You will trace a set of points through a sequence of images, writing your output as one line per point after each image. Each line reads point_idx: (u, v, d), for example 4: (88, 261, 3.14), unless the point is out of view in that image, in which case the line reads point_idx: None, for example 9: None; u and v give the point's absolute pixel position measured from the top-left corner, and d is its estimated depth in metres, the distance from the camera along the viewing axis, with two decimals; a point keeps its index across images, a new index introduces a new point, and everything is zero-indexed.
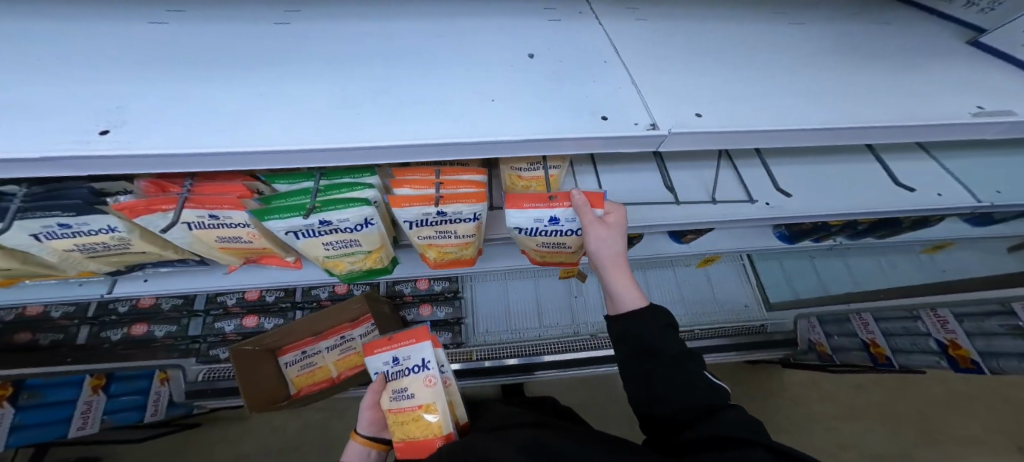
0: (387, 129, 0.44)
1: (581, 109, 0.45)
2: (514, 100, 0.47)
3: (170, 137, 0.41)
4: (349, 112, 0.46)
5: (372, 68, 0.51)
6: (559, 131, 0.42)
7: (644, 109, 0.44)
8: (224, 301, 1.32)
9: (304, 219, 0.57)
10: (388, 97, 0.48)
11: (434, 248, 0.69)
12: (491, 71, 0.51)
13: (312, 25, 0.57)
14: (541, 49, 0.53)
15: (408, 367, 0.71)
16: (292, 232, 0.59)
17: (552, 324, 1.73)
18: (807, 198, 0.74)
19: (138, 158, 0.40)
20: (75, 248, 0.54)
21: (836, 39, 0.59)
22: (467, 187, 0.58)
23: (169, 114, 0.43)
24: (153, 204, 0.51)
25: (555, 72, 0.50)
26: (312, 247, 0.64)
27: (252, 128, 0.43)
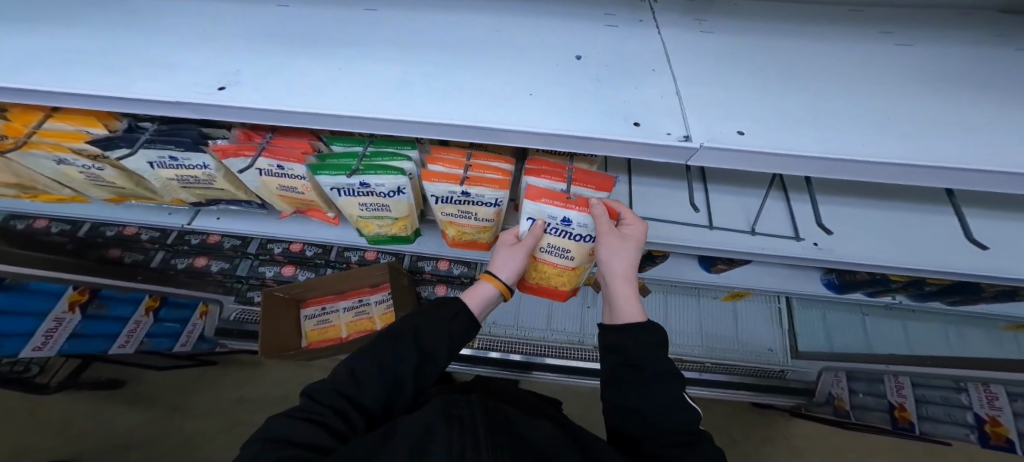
0: (439, 109, 0.49)
1: (616, 114, 0.48)
2: (550, 97, 0.51)
3: (266, 95, 0.48)
4: (416, 90, 0.52)
5: (432, 55, 0.57)
6: (594, 132, 0.46)
7: (682, 122, 0.46)
8: (272, 249, 1.43)
9: (348, 179, 0.61)
10: (449, 82, 0.53)
11: (454, 226, 0.73)
12: (545, 70, 0.54)
13: (396, 13, 0.62)
14: (589, 52, 0.57)
15: (579, 234, 0.67)
16: (337, 189, 0.63)
17: (559, 330, 1.72)
18: (847, 240, 0.72)
19: (238, 110, 0.48)
20: (174, 178, 0.64)
21: (947, 63, 0.51)
22: (493, 173, 0.61)
23: (264, 76, 0.51)
24: (239, 150, 0.59)
25: (598, 74, 0.53)
26: (348, 205, 0.68)
27: (325, 95, 0.50)
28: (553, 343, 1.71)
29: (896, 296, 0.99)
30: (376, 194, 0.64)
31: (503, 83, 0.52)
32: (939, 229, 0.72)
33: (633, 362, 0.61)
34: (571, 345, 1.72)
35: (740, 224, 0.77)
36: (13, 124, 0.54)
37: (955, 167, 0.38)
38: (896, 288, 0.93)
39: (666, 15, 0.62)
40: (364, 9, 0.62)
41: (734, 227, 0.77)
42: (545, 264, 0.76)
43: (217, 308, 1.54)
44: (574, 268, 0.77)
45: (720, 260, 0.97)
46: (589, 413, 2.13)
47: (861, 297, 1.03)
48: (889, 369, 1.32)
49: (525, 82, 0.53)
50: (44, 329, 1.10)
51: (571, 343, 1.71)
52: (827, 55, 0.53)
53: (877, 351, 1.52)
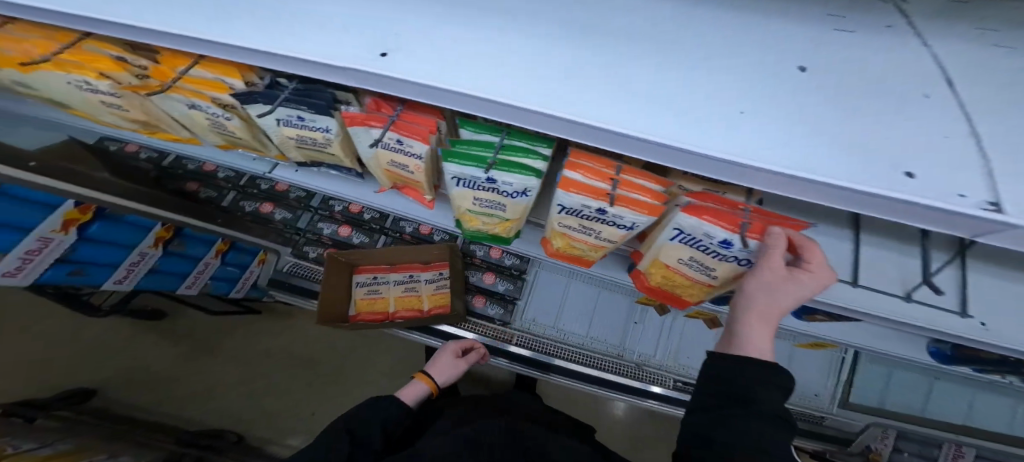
0: (623, 112, 0.38)
1: (875, 158, 0.34)
2: (770, 116, 0.37)
3: (435, 68, 0.42)
4: (590, 76, 0.41)
5: (621, 20, 0.44)
6: (847, 179, 0.33)
7: (986, 180, 0.32)
8: (333, 206, 1.45)
9: (477, 172, 0.56)
10: (631, 70, 0.41)
11: (565, 238, 0.68)
12: (759, 69, 0.40)
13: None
14: (815, 61, 0.40)
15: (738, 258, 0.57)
16: (458, 179, 0.59)
17: (598, 338, 1.70)
18: None
19: (405, 84, 0.44)
20: (293, 136, 0.62)
21: None
22: (643, 195, 0.54)
23: (431, 42, 0.45)
24: (367, 119, 0.55)
25: (835, 93, 0.38)
26: (462, 197, 0.63)
27: (492, 74, 0.42)
28: (591, 351, 1.70)
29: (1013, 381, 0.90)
30: (498, 193, 0.59)
31: (703, 81, 0.40)
32: None
33: (739, 396, 0.57)
34: (609, 355, 1.70)
35: (893, 287, 0.64)
36: (161, 67, 0.57)
37: None
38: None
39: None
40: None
41: (882, 289, 0.64)
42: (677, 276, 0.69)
43: (273, 258, 1.56)
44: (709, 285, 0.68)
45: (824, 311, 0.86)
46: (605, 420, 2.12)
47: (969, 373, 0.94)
48: None
49: (732, 84, 0.39)
50: (128, 261, 1.10)
51: (610, 354, 1.69)
52: None
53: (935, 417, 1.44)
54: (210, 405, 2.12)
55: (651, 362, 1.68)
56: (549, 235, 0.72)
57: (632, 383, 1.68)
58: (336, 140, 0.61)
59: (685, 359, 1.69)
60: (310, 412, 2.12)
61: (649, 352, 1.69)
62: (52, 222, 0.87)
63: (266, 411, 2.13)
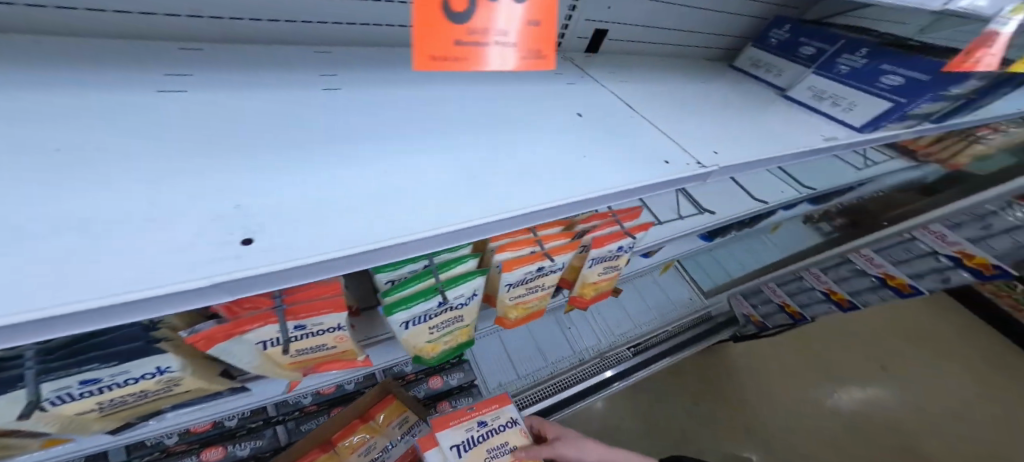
0: (514, 199, 0.52)
1: (652, 158, 0.67)
2: (597, 160, 0.64)
3: (347, 234, 0.40)
4: (446, 195, 0.49)
5: (486, 135, 0.63)
6: (639, 178, 0.63)
7: (684, 153, 0.70)
8: (165, 441, 1.04)
9: (444, 300, 0.53)
10: (504, 170, 0.56)
11: (592, 286, 0.80)
12: (580, 137, 0.68)
13: (424, 95, 0.69)
14: (585, 110, 0.74)
15: (614, 250, 0.71)
16: (407, 324, 0.51)
17: (558, 359, 1.76)
18: (723, 205, 1.23)
19: (296, 268, 0.37)
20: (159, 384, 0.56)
21: (723, 91, 1.06)
22: (558, 240, 0.65)
23: (297, 211, 0.41)
24: (235, 327, 0.48)
25: (607, 128, 0.71)
26: (418, 336, 0.56)
27: (391, 213, 0.45)
28: (562, 373, 1.72)
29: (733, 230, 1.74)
30: (449, 311, 0.55)
31: (564, 154, 0.63)
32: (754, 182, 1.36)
33: None
34: (574, 365, 1.77)
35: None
36: None
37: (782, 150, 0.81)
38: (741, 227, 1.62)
39: (596, 73, 0.94)
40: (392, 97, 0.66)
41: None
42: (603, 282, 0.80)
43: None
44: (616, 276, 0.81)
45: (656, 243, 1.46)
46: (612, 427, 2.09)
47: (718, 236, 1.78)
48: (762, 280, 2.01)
49: (582, 154, 0.65)
50: None
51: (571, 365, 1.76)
52: (691, 97, 0.97)
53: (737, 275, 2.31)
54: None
55: (604, 347, 1.87)
56: (579, 291, 0.81)
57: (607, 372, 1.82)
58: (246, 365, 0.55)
59: (618, 328, 1.94)
60: None
61: (595, 341, 1.87)
62: None
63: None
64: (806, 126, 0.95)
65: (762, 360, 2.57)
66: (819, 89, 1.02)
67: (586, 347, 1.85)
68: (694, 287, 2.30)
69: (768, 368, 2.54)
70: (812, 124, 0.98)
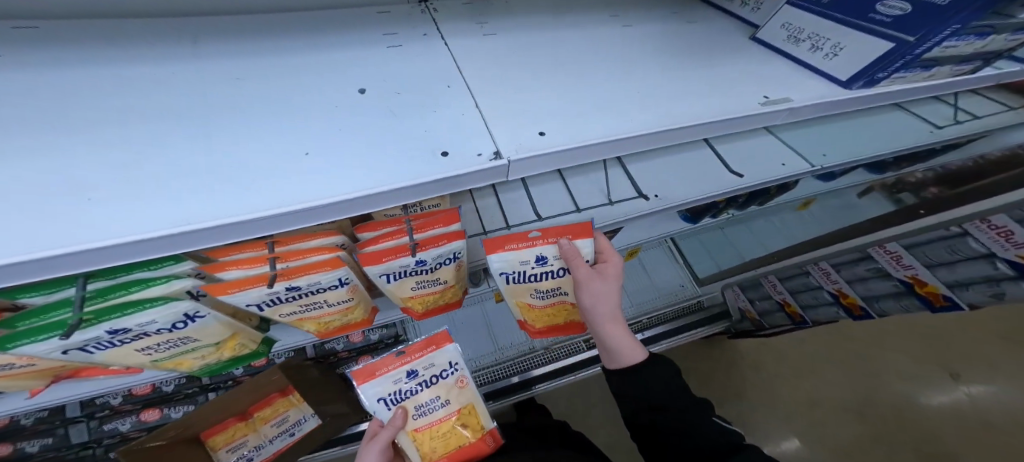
0: (141, 216, 0.35)
1: (423, 146, 0.46)
2: (335, 151, 0.45)
3: None
4: (8, 197, 0.34)
5: (181, 122, 0.45)
6: (388, 179, 0.42)
7: (488, 137, 0.48)
8: (106, 402, 1.09)
9: (142, 320, 0.45)
10: (154, 166, 0.39)
11: (417, 300, 0.66)
12: (335, 118, 0.49)
13: (128, 72, 0.49)
14: (372, 83, 0.55)
15: (406, 267, 0.56)
16: (78, 349, 0.44)
17: (504, 345, 1.66)
18: (678, 186, 0.89)
19: None
20: None
21: (659, 37, 0.72)
22: (318, 254, 0.52)
23: None
24: None
25: (389, 106, 0.51)
26: (123, 357, 0.50)
27: None
28: (506, 360, 1.65)
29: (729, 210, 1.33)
30: (158, 334, 0.49)
31: (291, 148, 0.44)
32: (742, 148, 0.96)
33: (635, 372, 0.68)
34: (521, 356, 1.67)
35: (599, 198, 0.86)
36: None
37: (681, 126, 0.53)
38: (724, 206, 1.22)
39: (449, 30, 0.67)
40: (72, 76, 0.47)
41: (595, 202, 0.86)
42: (426, 297, 0.66)
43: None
44: (453, 287, 0.67)
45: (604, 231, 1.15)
46: (578, 412, 1.93)
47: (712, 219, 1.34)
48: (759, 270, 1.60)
49: (321, 142, 0.46)
50: None
51: (519, 353, 1.67)
52: (586, 48, 0.67)
53: (747, 257, 1.81)
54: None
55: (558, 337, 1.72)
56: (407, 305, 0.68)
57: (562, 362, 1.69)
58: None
59: None
60: None
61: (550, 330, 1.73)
62: None
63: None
64: (757, 87, 0.63)
65: (784, 360, 1.89)
66: (793, 25, 0.66)
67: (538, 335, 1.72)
68: (689, 271, 1.92)
69: (796, 367, 1.85)
70: (771, 83, 0.64)
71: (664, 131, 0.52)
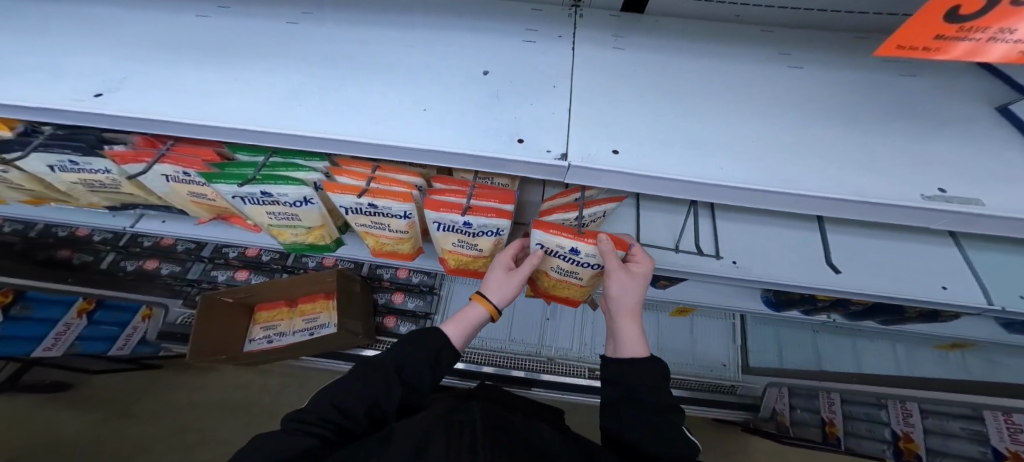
0: (313, 120, 0.51)
1: (505, 131, 0.54)
2: (443, 111, 0.55)
3: (150, 104, 0.47)
4: (254, 92, 0.52)
5: (354, 67, 0.57)
6: (475, 147, 0.51)
7: (564, 140, 0.53)
8: (227, 253, 1.48)
9: (285, 191, 0.63)
10: (332, 96, 0.54)
11: (454, 254, 0.79)
12: (451, 88, 0.58)
13: (323, 28, 0.61)
14: (496, 68, 0.61)
15: (456, 225, 0.67)
16: (239, 197, 0.64)
17: (518, 340, 1.74)
18: (761, 258, 0.82)
19: (116, 117, 0.47)
20: (79, 182, 0.65)
21: (827, 89, 0.61)
22: (397, 187, 0.65)
23: (145, 82, 0.50)
24: (138, 155, 0.58)
25: (499, 92, 0.58)
26: (257, 213, 0.69)
27: (206, 103, 0.49)
28: (512, 354, 1.73)
29: (826, 311, 1.15)
30: (285, 205, 0.67)
31: (413, 100, 0.56)
32: (861, 245, 0.83)
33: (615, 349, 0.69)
34: (527, 355, 1.74)
35: (666, 241, 0.84)
36: None
37: (786, 189, 0.48)
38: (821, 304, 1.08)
39: (588, 38, 0.67)
40: (285, 23, 0.60)
41: (661, 243, 0.84)
42: (456, 254, 0.79)
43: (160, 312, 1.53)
44: (486, 257, 0.79)
45: (663, 278, 1.10)
46: (574, 422, 2.03)
47: (798, 313, 1.18)
48: (822, 384, 1.41)
49: (444, 107, 0.56)
50: (55, 332, 1.48)
51: (529, 353, 1.73)
52: (726, 80, 0.62)
53: (825, 367, 1.59)
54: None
55: (569, 355, 1.73)
56: (443, 257, 0.82)
57: (562, 377, 1.73)
58: (125, 186, 0.66)
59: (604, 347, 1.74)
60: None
61: (567, 345, 1.74)
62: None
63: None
64: (923, 175, 0.50)
65: None
66: None
67: (554, 345, 1.75)
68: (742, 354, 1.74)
69: None
70: (948, 177, 0.50)
71: (754, 188, 0.48)
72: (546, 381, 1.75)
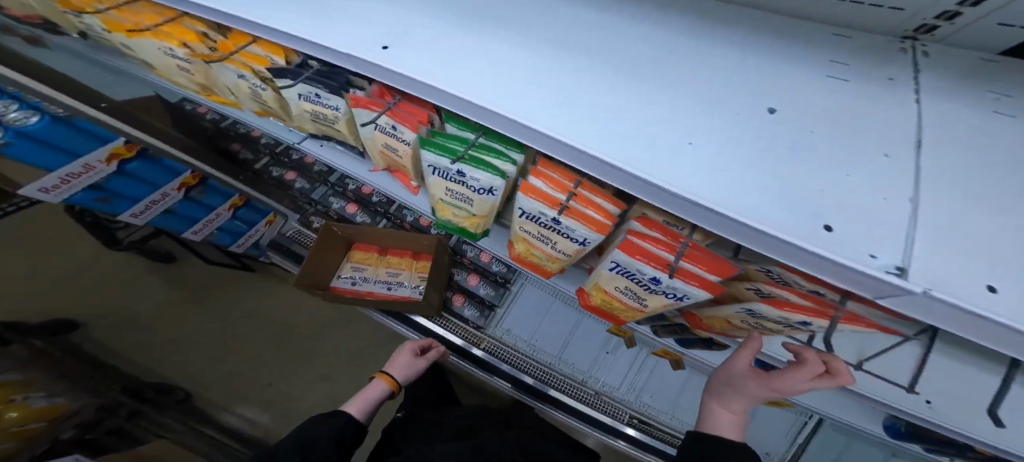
0: (553, 116, 0.44)
1: (801, 204, 0.38)
2: (710, 147, 0.42)
3: (422, 66, 0.48)
4: (510, 75, 0.49)
5: (611, 58, 0.51)
6: (749, 212, 0.37)
7: (900, 242, 0.34)
8: (347, 185, 1.59)
9: (483, 176, 0.62)
10: (578, 94, 0.48)
11: (605, 295, 0.76)
12: (734, 129, 0.43)
13: (577, 11, 0.56)
14: (786, 106, 0.46)
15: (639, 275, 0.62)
16: (433, 167, 0.66)
17: (568, 361, 1.67)
18: None
19: (391, 71, 0.50)
20: (309, 112, 0.73)
21: None
22: (592, 212, 0.62)
23: (423, 43, 0.52)
24: (368, 103, 0.63)
25: (791, 141, 0.42)
26: (438, 186, 0.71)
27: (464, 77, 0.49)
28: (558, 372, 1.67)
29: None
30: (466, 187, 0.67)
31: (676, 121, 0.45)
32: None
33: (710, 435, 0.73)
34: (574, 381, 1.67)
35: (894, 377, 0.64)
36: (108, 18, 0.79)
37: None
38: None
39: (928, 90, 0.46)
40: None
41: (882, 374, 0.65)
42: (609, 296, 0.75)
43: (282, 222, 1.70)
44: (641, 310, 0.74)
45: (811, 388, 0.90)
46: None
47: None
48: None
49: (711, 140, 0.43)
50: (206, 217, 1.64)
51: (574, 378, 1.67)
52: None
53: None
54: (171, 360, 2.12)
55: (613, 394, 1.65)
56: (591, 289, 0.79)
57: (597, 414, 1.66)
58: (339, 124, 0.72)
59: (649, 398, 1.64)
60: (268, 382, 2.14)
61: (614, 383, 1.66)
62: (98, 155, 1.16)
63: (220, 381, 2.13)
64: None
65: None
66: None
67: (599, 379, 1.68)
68: None
69: None
70: None
71: None
72: (577, 411, 1.67)
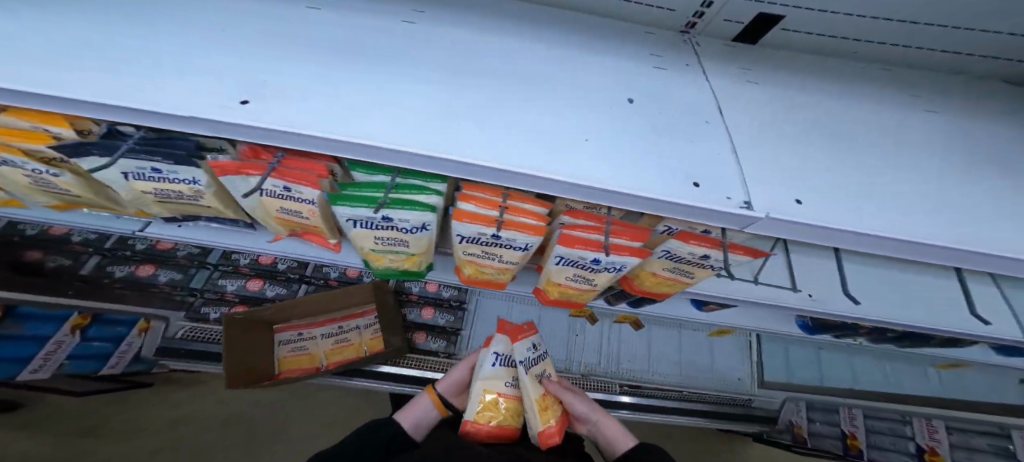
0: (402, 131, 0.38)
1: (672, 170, 0.40)
2: (610, 150, 0.41)
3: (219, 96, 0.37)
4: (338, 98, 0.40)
5: (484, 81, 0.45)
6: (642, 185, 0.37)
7: (743, 186, 0.40)
8: (236, 260, 1.33)
9: (371, 212, 0.52)
10: (452, 128, 0.39)
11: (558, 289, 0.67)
12: (564, 105, 0.45)
13: (434, 28, 0.52)
14: (642, 97, 0.48)
15: (574, 259, 0.55)
16: (355, 221, 0.54)
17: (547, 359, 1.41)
18: (868, 300, 0.72)
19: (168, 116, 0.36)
20: (152, 192, 0.54)
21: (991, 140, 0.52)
22: (526, 218, 0.53)
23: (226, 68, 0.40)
24: (242, 168, 0.48)
25: (654, 125, 0.44)
26: (363, 237, 0.59)
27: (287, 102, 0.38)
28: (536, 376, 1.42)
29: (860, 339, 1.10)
30: (394, 229, 0.56)
31: (570, 107, 0.44)
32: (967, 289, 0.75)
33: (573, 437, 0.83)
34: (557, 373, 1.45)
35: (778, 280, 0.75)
36: None
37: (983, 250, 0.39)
38: (862, 332, 1.00)
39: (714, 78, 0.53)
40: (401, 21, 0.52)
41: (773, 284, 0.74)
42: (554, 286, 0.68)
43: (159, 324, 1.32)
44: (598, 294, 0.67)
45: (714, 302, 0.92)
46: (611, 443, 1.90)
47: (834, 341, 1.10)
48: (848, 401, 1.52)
49: (612, 123, 0.43)
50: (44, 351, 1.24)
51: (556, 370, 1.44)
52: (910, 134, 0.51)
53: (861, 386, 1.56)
54: None
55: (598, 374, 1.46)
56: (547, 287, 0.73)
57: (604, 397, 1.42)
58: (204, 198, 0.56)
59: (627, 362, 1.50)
60: None
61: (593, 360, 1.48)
62: None
63: None
64: None
65: None
66: None
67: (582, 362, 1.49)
68: (758, 370, 1.58)
69: None
70: None
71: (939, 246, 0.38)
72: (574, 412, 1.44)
